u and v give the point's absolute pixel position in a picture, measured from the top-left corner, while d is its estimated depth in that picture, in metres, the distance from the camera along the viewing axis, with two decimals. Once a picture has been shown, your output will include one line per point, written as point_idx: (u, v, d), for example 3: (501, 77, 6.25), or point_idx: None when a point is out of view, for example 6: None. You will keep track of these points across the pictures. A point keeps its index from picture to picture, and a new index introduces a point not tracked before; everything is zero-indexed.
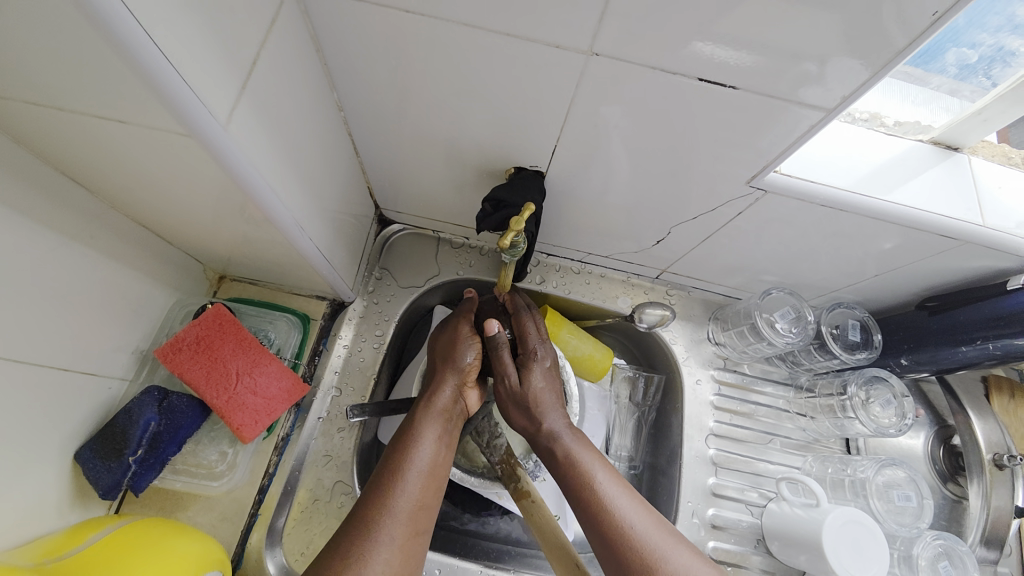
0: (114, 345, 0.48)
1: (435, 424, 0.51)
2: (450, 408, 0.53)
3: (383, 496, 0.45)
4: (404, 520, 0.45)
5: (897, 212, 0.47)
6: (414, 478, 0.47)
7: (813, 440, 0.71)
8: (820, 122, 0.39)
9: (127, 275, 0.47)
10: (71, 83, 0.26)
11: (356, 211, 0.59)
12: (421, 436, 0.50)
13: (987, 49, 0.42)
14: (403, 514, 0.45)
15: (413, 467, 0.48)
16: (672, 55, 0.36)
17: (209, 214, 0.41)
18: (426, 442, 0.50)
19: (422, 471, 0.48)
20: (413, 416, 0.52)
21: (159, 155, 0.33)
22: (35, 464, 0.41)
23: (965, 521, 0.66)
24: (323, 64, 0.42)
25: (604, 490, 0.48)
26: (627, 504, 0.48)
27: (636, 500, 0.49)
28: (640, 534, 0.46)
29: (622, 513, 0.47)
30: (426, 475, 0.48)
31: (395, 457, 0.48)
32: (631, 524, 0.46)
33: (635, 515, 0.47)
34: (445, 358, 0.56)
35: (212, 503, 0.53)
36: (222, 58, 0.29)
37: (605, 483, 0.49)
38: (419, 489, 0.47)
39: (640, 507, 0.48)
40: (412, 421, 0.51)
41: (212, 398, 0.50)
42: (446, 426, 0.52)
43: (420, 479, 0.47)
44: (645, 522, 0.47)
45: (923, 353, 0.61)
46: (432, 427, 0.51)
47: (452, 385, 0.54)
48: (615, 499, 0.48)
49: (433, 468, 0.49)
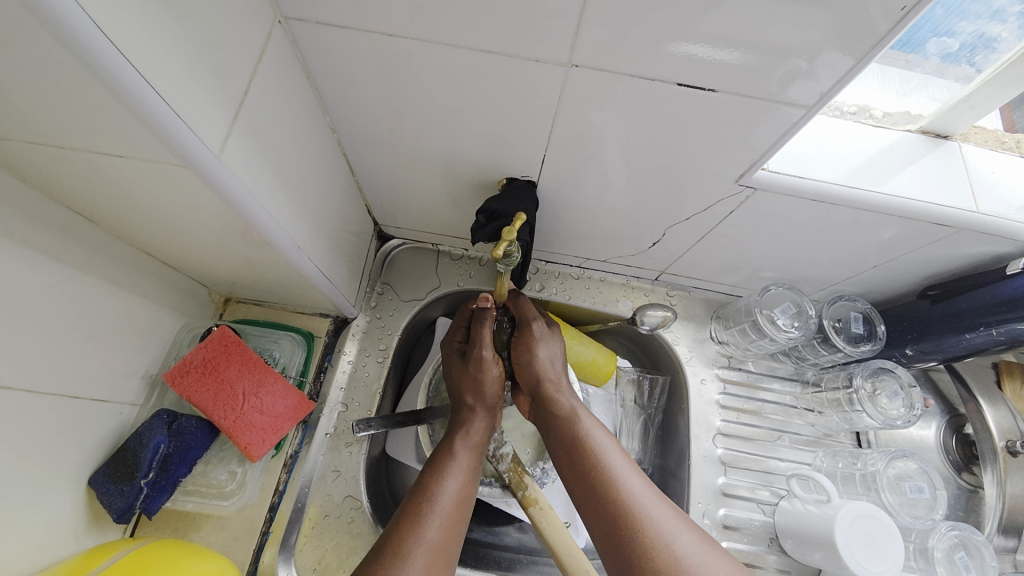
0: (123, 372, 0.49)
1: (466, 456, 0.53)
2: (481, 441, 0.55)
3: (415, 522, 0.45)
4: (435, 548, 0.45)
5: (890, 203, 0.47)
6: (444, 506, 0.48)
7: (823, 435, 0.70)
8: (803, 119, 0.40)
9: (135, 302, 0.48)
10: (71, 124, 0.28)
11: (354, 229, 0.60)
12: (451, 467, 0.51)
13: (968, 36, 0.42)
14: (435, 542, 0.45)
15: (445, 496, 0.48)
16: (650, 61, 0.37)
17: (211, 240, 0.43)
18: (456, 473, 0.50)
19: (453, 501, 0.48)
20: (446, 446, 0.53)
21: (158, 186, 0.34)
22: (51, 491, 0.42)
23: (983, 510, 0.64)
24: (314, 89, 0.44)
25: (613, 468, 0.49)
26: (636, 484, 0.48)
27: (645, 481, 0.49)
28: (647, 511, 0.46)
29: (631, 491, 0.47)
30: (456, 506, 0.48)
31: (425, 486, 0.49)
32: (639, 501, 0.46)
33: (643, 493, 0.47)
34: (471, 389, 0.57)
35: (224, 523, 0.54)
36: (212, 90, 0.31)
37: (615, 460, 0.50)
38: (450, 518, 0.47)
39: (649, 487, 0.48)
40: (444, 453, 0.53)
41: (219, 419, 0.51)
42: (478, 458, 0.54)
43: (451, 509, 0.48)
44: (657, 502, 0.47)
45: (927, 342, 0.60)
46: (462, 460, 0.52)
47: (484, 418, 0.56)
48: (625, 477, 0.48)
49: (462, 500, 0.49)
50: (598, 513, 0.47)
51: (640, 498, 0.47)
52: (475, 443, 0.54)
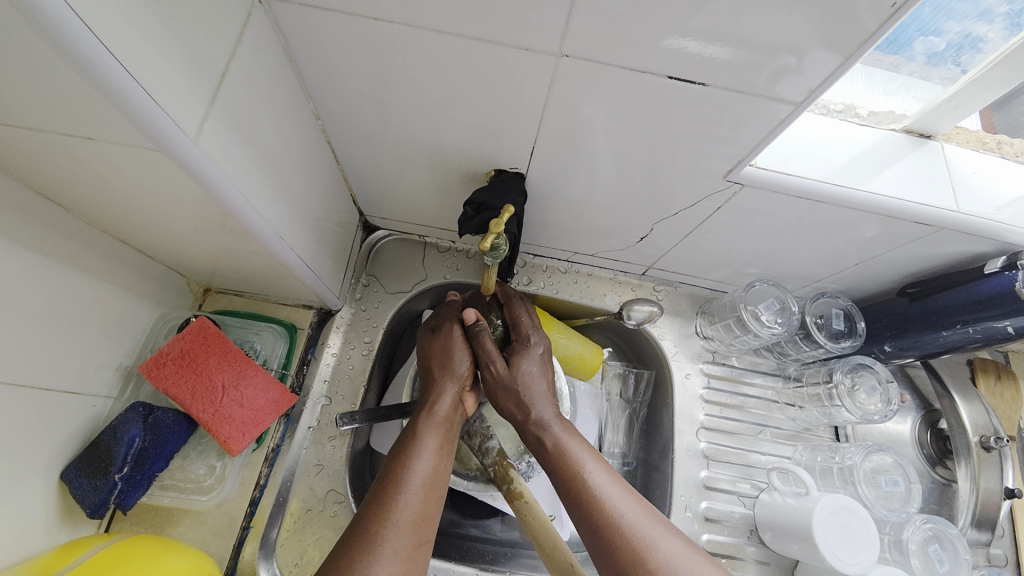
0: (96, 363, 0.47)
1: (436, 433, 0.52)
2: (450, 417, 0.54)
3: (386, 506, 0.45)
4: (407, 530, 0.44)
5: (873, 201, 0.48)
6: (415, 486, 0.47)
7: (803, 429, 0.71)
8: (791, 116, 0.40)
9: (108, 291, 0.47)
10: (42, 104, 0.26)
11: (338, 219, 0.59)
12: (422, 445, 0.50)
13: (955, 36, 0.43)
14: (406, 524, 0.44)
15: (415, 476, 0.48)
16: (642, 53, 0.37)
17: (188, 228, 0.41)
18: (427, 452, 0.50)
19: (424, 480, 0.48)
20: (413, 425, 0.52)
21: (130, 171, 0.32)
22: (21, 487, 0.40)
23: (956, 503, 0.67)
24: (296, 74, 0.42)
25: (594, 481, 0.49)
26: (617, 494, 0.48)
27: (627, 491, 0.49)
28: (633, 525, 0.46)
29: (614, 505, 0.47)
30: (428, 485, 0.48)
31: (395, 467, 0.48)
32: (623, 513, 0.46)
33: (626, 505, 0.47)
34: (439, 364, 0.57)
35: (202, 518, 0.53)
36: (188, 71, 0.29)
37: (594, 473, 0.49)
38: (420, 499, 0.47)
39: (630, 496, 0.49)
40: (412, 431, 0.52)
41: (198, 413, 0.50)
42: (447, 435, 0.53)
43: (422, 489, 0.47)
44: (637, 511, 0.47)
45: (905, 339, 0.62)
46: (433, 436, 0.51)
47: (452, 392, 0.55)
48: (606, 490, 0.48)
49: (434, 477, 0.49)
50: (585, 527, 0.47)
51: (624, 511, 0.47)
52: (442, 420, 0.53)
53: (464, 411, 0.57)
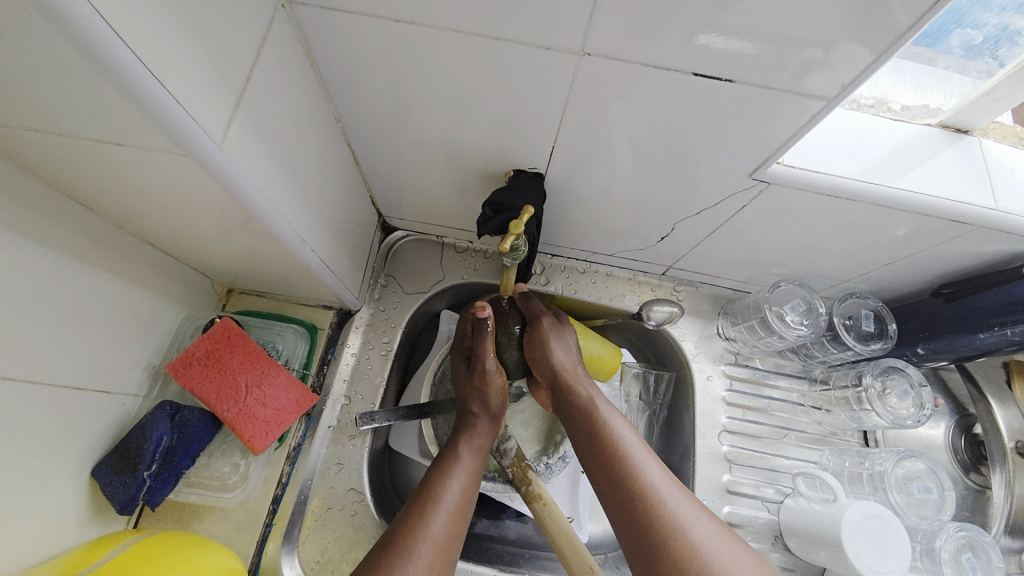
0: (125, 363, 0.48)
1: (469, 459, 0.53)
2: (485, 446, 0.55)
3: (420, 520, 0.45)
4: (437, 546, 0.44)
5: (907, 199, 0.46)
6: (449, 504, 0.48)
7: (830, 433, 0.69)
8: (821, 112, 0.39)
9: (136, 293, 0.48)
10: (76, 112, 0.27)
11: (357, 220, 0.59)
12: (456, 469, 0.51)
13: (992, 29, 0.41)
14: (437, 540, 0.44)
15: (448, 496, 0.48)
16: (665, 50, 0.36)
17: (214, 230, 0.42)
18: (461, 475, 0.50)
19: (456, 502, 0.48)
20: (450, 450, 0.53)
21: (158, 175, 0.33)
22: (53, 483, 0.42)
23: (989, 510, 0.64)
24: (317, 77, 0.43)
25: (633, 456, 0.49)
26: (655, 472, 0.48)
27: (663, 469, 0.49)
28: (669, 500, 0.45)
29: (651, 480, 0.47)
30: (460, 508, 0.48)
31: (430, 486, 0.49)
32: (660, 490, 0.46)
33: (661, 480, 0.47)
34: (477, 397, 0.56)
35: (227, 515, 0.54)
36: (214, 78, 0.30)
37: (632, 449, 0.50)
38: (452, 518, 0.47)
39: (668, 478, 0.48)
40: (448, 454, 0.52)
41: (223, 412, 0.51)
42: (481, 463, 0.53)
43: (454, 511, 0.47)
44: (674, 492, 0.46)
45: (940, 340, 0.59)
46: (466, 462, 0.52)
47: (487, 423, 0.56)
48: (641, 465, 0.48)
49: (464, 502, 0.49)
50: (617, 501, 0.47)
51: (660, 485, 0.46)
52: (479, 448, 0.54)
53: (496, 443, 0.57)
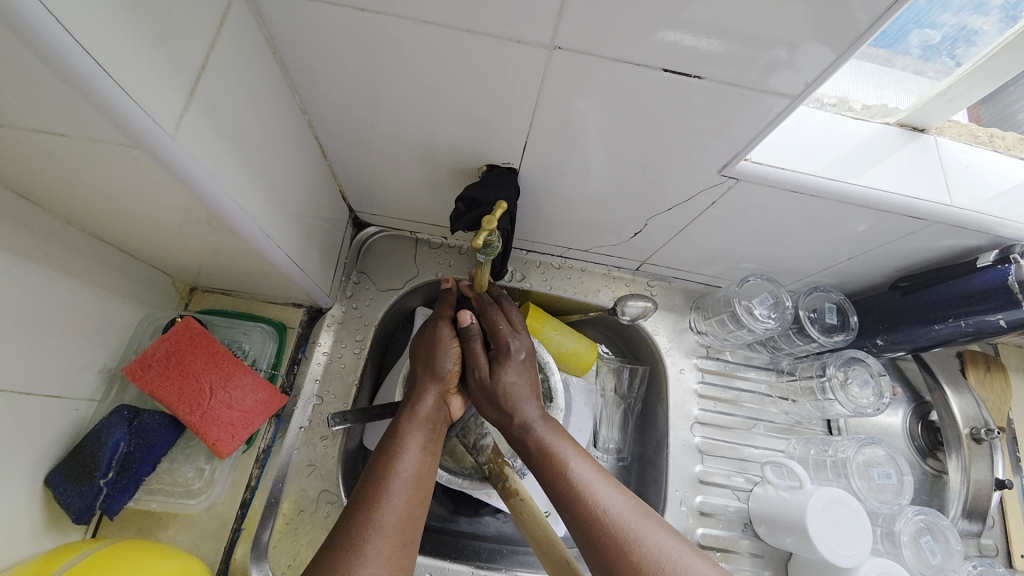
0: (77, 367, 0.46)
1: (419, 433, 0.51)
2: (434, 415, 0.54)
3: (371, 509, 0.44)
4: (391, 532, 0.44)
5: (868, 196, 0.47)
6: (400, 487, 0.47)
7: (796, 423, 0.72)
8: (787, 109, 0.39)
9: (88, 292, 0.45)
10: (12, 99, 0.25)
11: (327, 215, 0.58)
12: (405, 447, 0.50)
13: (950, 28, 0.43)
14: (389, 525, 0.44)
15: (398, 479, 0.47)
16: (635, 45, 0.36)
17: (171, 226, 0.40)
18: (410, 454, 0.49)
19: (407, 482, 0.47)
20: (396, 425, 0.52)
21: (105, 168, 0.31)
22: (1, 494, 0.39)
23: (947, 494, 0.67)
24: (280, 67, 0.41)
25: (579, 475, 0.48)
26: (601, 487, 0.48)
27: (616, 489, 0.49)
28: (618, 517, 0.46)
29: (599, 498, 0.47)
30: (412, 486, 0.47)
31: (378, 471, 0.47)
32: (609, 508, 0.46)
33: (608, 491, 0.48)
34: (426, 365, 0.57)
35: (192, 521, 0.52)
36: (167, 66, 0.28)
37: (578, 467, 0.49)
38: (404, 500, 0.46)
39: (616, 490, 0.48)
40: (395, 433, 0.51)
41: (185, 415, 0.49)
42: (431, 435, 0.52)
43: (405, 490, 0.47)
44: (623, 506, 0.47)
45: (897, 332, 0.62)
46: (416, 437, 0.51)
47: (435, 392, 0.55)
48: (591, 484, 0.48)
49: (419, 479, 0.48)
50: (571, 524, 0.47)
51: (612, 508, 0.46)
52: (425, 419, 0.53)
53: (448, 412, 0.56)
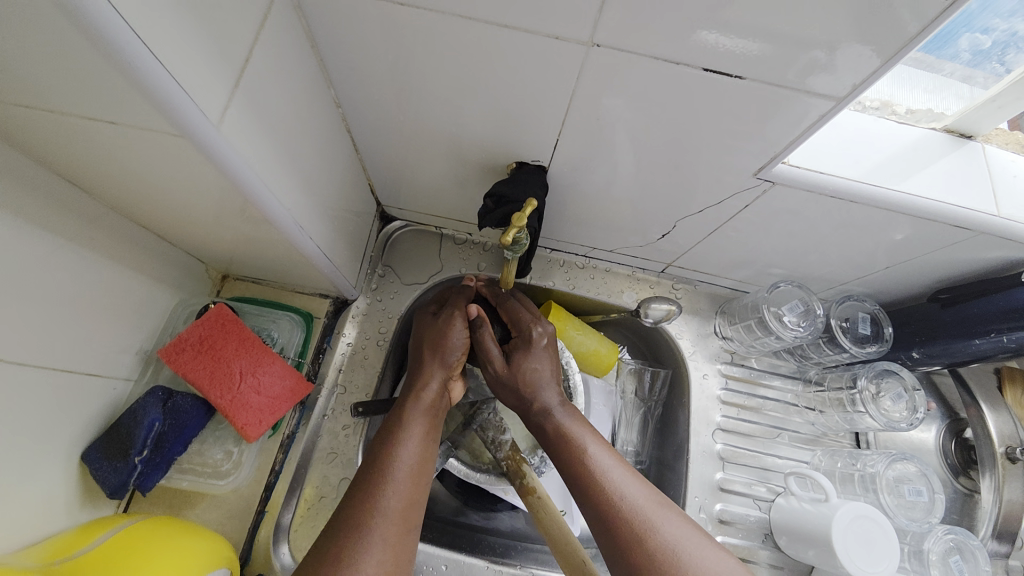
0: (118, 347, 0.48)
1: (420, 421, 0.51)
2: (436, 403, 0.53)
3: (372, 495, 0.44)
4: (394, 519, 0.43)
5: (910, 203, 0.46)
6: (402, 475, 0.46)
7: (822, 434, 0.70)
8: (829, 112, 0.38)
9: (129, 276, 0.47)
10: (72, 89, 0.26)
11: (356, 208, 0.59)
12: (407, 433, 0.49)
13: (1000, 34, 0.41)
14: (392, 513, 0.43)
15: (400, 465, 0.46)
16: (674, 43, 0.35)
17: (210, 215, 0.41)
18: (412, 440, 0.49)
19: (409, 469, 0.47)
20: (399, 410, 0.51)
21: (154, 156, 0.32)
22: (43, 466, 0.41)
23: (977, 514, 0.65)
24: (318, 60, 0.42)
25: (594, 461, 0.49)
26: (616, 474, 0.48)
27: (632, 477, 0.48)
28: (632, 504, 0.45)
29: (612, 483, 0.47)
30: (413, 474, 0.47)
31: (379, 457, 0.47)
32: (623, 493, 0.46)
33: (628, 490, 0.47)
34: (433, 349, 0.56)
35: (220, 501, 0.54)
36: (213, 58, 0.29)
37: (596, 454, 0.49)
38: (407, 488, 0.45)
39: (632, 478, 0.48)
40: (397, 418, 0.50)
41: (216, 399, 0.50)
42: (432, 421, 0.52)
43: (407, 477, 0.46)
44: (636, 492, 0.46)
45: (935, 345, 0.59)
46: (418, 423, 0.50)
47: (439, 378, 0.55)
48: (607, 470, 0.48)
49: (419, 465, 0.48)
50: (587, 506, 0.47)
51: (627, 495, 0.46)
52: (428, 406, 0.52)
53: (449, 398, 0.56)
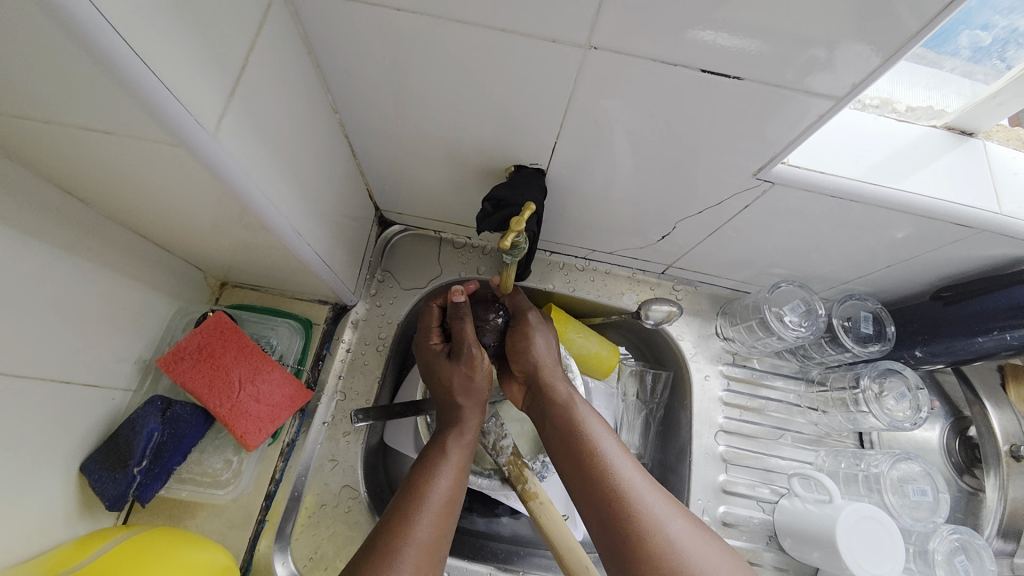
0: (116, 357, 0.47)
1: (456, 453, 0.51)
2: (476, 435, 0.53)
3: (405, 523, 0.44)
4: (422, 549, 0.43)
5: (911, 201, 0.45)
6: (437, 505, 0.46)
7: (825, 434, 0.70)
8: (829, 112, 0.38)
9: (127, 285, 0.47)
10: (67, 99, 0.26)
11: (354, 213, 0.58)
12: (445, 464, 0.49)
13: (1000, 31, 0.41)
14: (424, 542, 0.44)
15: (435, 495, 0.47)
16: (672, 44, 0.35)
17: (208, 223, 0.41)
18: (449, 471, 0.49)
19: (444, 499, 0.47)
20: (440, 441, 0.52)
21: (150, 166, 0.32)
22: (41, 478, 0.41)
23: (982, 513, 0.64)
24: (315, 66, 0.42)
25: (604, 450, 0.49)
26: (625, 465, 0.47)
27: (642, 470, 0.48)
28: (640, 496, 0.45)
29: (621, 474, 0.47)
30: (447, 504, 0.47)
31: (416, 485, 0.47)
32: (631, 485, 0.46)
33: (638, 483, 0.46)
34: (463, 388, 0.53)
35: (219, 511, 0.53)
36: (209, 67, 0.29)
37: (605, 444, 0.49)
38: (440, 517, 0.46)
39: (642, 472, 0.48)
40: (437, 449, 0.51)
41: (215, 407, 0.50)
42: (469, 453, 0.52)
43: (441, 508, 0.46)
44: (645, 486, 0.46)
45: (937, 343, 0.59)
46: (456, 455, 0.51)
47: (478, 414, 0.54)
48: (616, 459, 0.48)
49: (452, 498, 0.48)
50: (590, 492, 0.47)
51: (636, 488, 0.46)
52: (468, 439, 0.52)
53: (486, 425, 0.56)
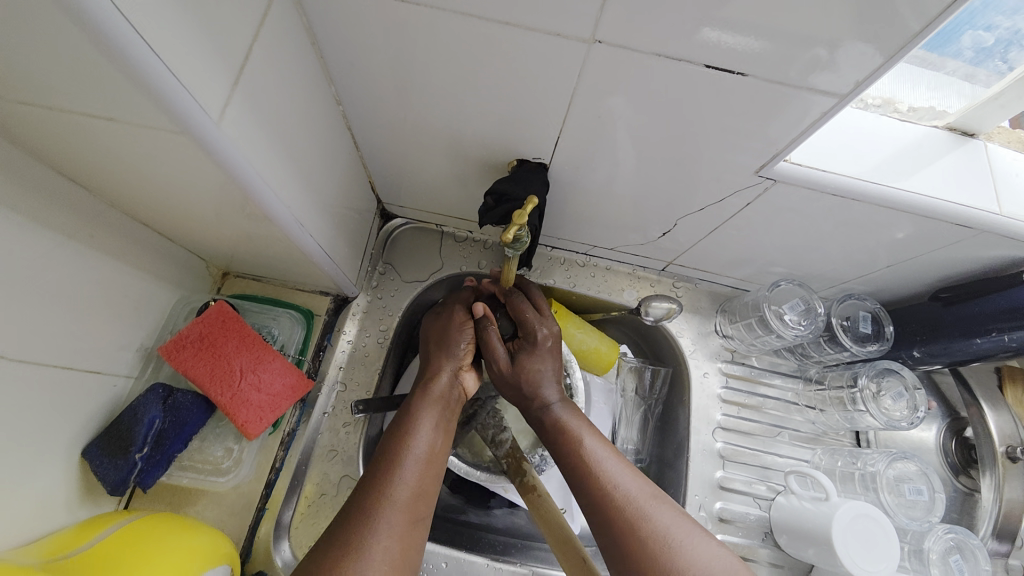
0: (118, 344, 0.48)
1: (433, 412, 0.51)
2: (447, 395, 0.54)
3: (383, 483, 0.44)
4: (403, 506, 0.43)
5: (912, 200, 0.45)
6: (413, 464, 0.46)
7: (822, 433, 0.70)
8: (832, 110, 0.38)
9: (129, 273, 0.47)
10: (72, 85, 0.26)
11: (356, 206, 0.59)
12: (419, 423, 0.49)
13: (1004, 32, 0.41)
14: (403, 502, 0.43)
15: (411, 454, 0.47)
16: (676, 40, 0.35)
17: (210, 212, 0.41)
18: (424, 430, 0.49)
19: (420, 458, 0.47)
20: (413, 401, 0.52)
21: (154, 153, 0.32)
22: (42, 463, 0.41)
23: (977, 512, 0.65)
24: (318, 57, 0.42)
25: (592, 453, 0.49)
26: (612, 464, 0.48)
27: (630, 469, 0.49)
28: (629, 494, 0.46)
29: (610, 475, 0.47)
30: (424, 463, 0.47)
31: (392, 446, 0.47)
32: (620, 484, 0.46)
33: (626, 481, 0.47)
34: (442, 346, 0.57)
35: (219, 499, 0.54)
36: (214, 55, 0.29)
37: (592, 447, 0.50)
38: (417, 477, 0.46)
39: (630, 471, 0.48)
40: (410, 408, 0.51)
41: (216, 396, 0.50)
42: (443, 413, 0.52)
43: (418, 466, 0.46)
44: (634, 483, 0.47)
45: (936, 344, 0.59)
46: (430, 414, 0.51)
47: (450, 370, 0.55)
48: (603, 461, 0.48)
49: (430, 456, 0.48)
50: (583, 498, 0.47)
51: (626, 487, 0.46)
52: (439, 398, 0.53)
53: (461, 390, 0.56)
